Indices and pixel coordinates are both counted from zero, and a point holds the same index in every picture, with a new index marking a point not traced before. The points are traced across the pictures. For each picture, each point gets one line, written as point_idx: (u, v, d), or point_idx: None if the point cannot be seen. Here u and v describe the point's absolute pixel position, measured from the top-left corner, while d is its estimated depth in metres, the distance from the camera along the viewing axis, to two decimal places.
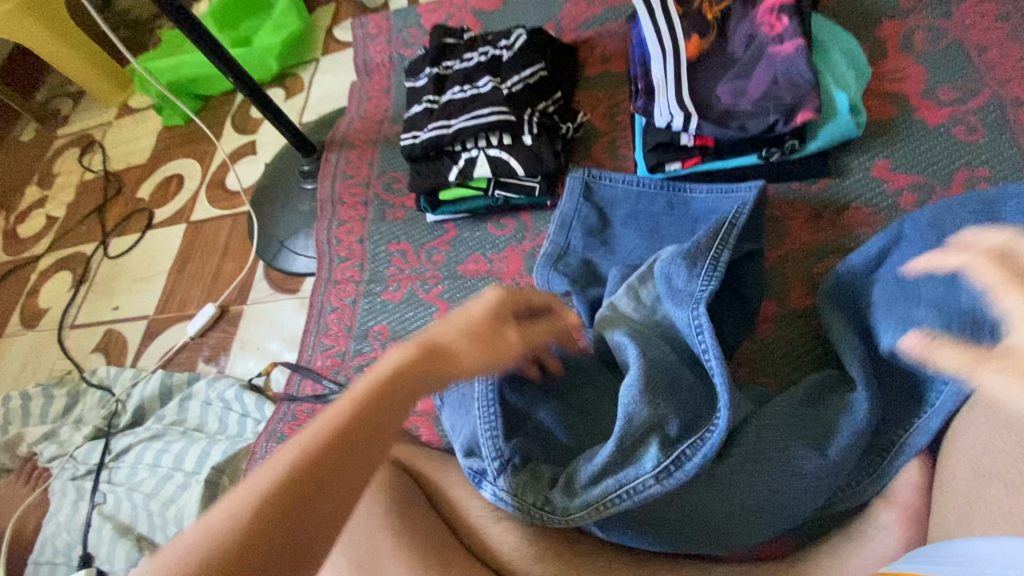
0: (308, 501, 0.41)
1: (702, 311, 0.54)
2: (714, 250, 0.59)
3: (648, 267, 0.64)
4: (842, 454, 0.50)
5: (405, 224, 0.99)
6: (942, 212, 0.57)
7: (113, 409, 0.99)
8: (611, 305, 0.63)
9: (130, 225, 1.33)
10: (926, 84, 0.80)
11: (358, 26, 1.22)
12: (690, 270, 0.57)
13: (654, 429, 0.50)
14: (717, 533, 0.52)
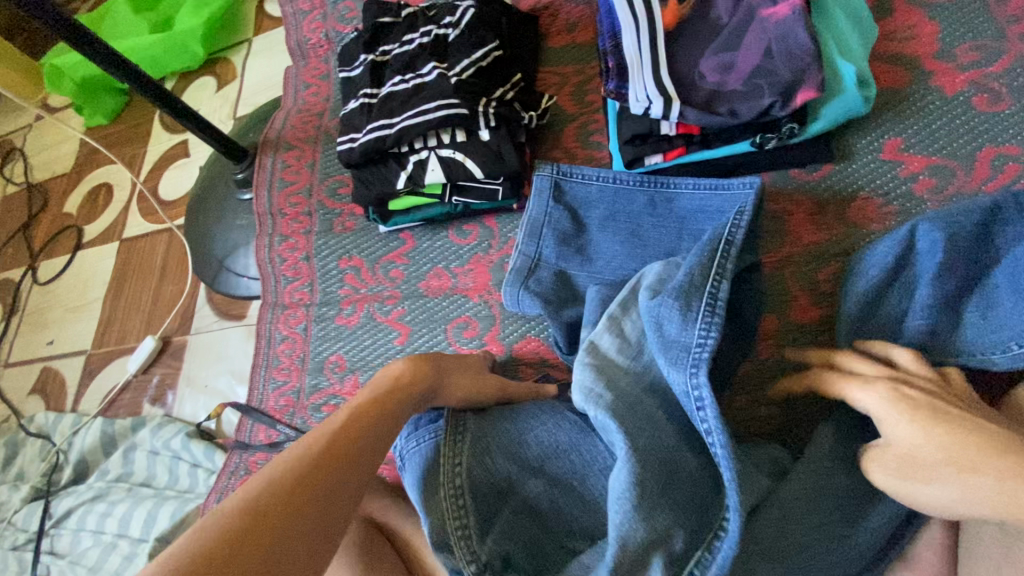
0: (343, 469, 0.44)
1: (703, 378, 0.45)
2: (710, 285, 0.49)
3: (631, 293, 0.55)
4: (867, 537, 0.46)
5: (356, 236, 0.87)
6: (951, 217, 0.54)
7: (54, 462, 0.89)
8: (592, 345, 0.53)
9: (59, 245, 1.19)
10: (942, 42, 0.69)
11: (286, 1, 1.06)
12: (684, 315, 0.48)
13: (657, 545, 0.43)
14: None
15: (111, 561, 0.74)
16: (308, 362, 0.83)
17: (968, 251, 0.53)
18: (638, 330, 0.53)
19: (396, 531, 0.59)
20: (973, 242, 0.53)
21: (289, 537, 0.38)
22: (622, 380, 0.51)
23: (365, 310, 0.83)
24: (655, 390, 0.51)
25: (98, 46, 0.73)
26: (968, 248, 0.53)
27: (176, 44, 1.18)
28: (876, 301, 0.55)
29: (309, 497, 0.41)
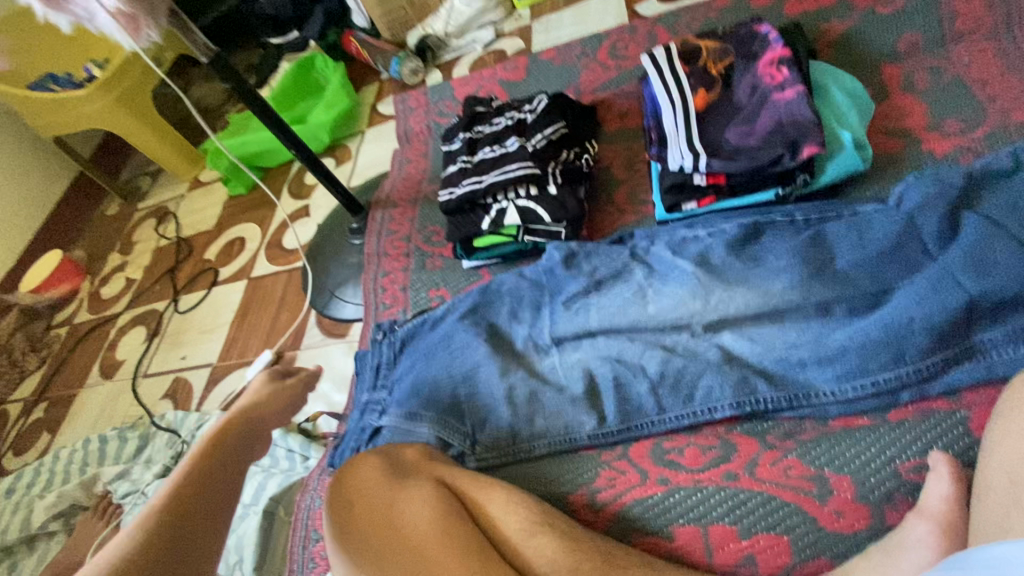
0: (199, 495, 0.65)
1: (638, 424, 0.71)
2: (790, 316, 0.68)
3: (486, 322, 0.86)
4: (648, 400, 0.71)
5: (444, 272, 1.07)
6: (986, 257, 0.62)
7: (180, 450, 1.07)
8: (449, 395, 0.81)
9: (198, 283, 1.47)
10: (930, 119, 0.87)
11: (399, 100, 1.37)
12: (612, 397, 0.72)
13: (598, 424, 0.72)
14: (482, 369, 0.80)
15: None
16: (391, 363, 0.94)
17: (889, 258, 0.68)
18: (484, 387, 0.79)
19: (464, 491, 0.70)
20: (894, 246, 0.68)
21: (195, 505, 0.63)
22: (481, 411, 0.79)
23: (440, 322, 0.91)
24: (527, 401, 0.76)
25: (278, 128, 1.05)
26: (890, 252, 0.68)
27: (310, 133, 1.53)
28: (975, 249, 0.63)
29: (191, 527, 0.61)
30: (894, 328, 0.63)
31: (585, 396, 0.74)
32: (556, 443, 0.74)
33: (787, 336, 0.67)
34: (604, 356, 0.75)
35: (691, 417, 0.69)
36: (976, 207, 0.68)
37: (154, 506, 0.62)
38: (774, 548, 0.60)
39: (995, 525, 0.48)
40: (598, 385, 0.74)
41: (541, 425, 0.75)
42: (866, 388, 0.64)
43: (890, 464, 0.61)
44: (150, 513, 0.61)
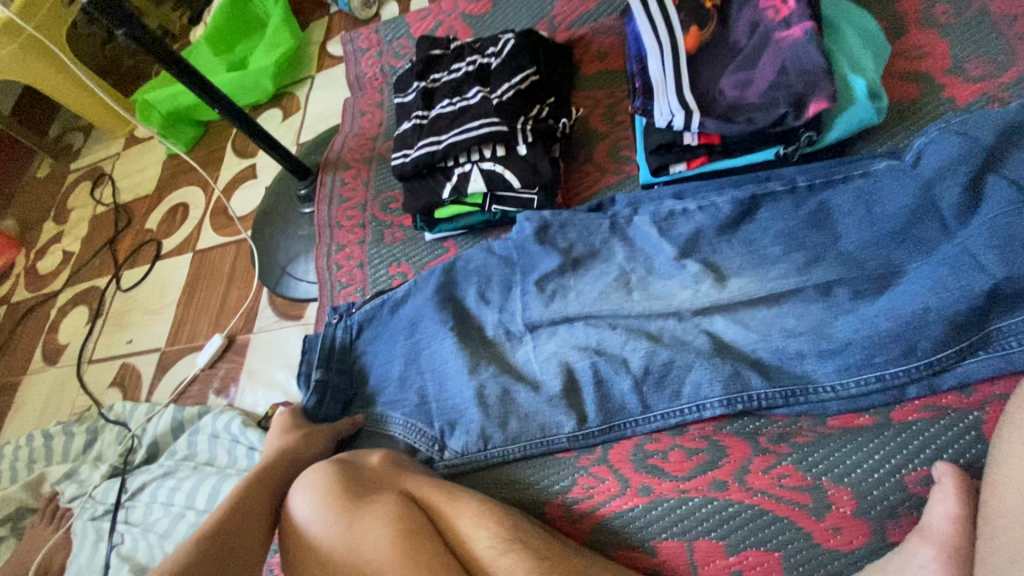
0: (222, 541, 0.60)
1: (621, 423, 0.65)
2: (787, 300, 0.61)
3: (455, 304, 0.75)
4: (630, 399, 0.64)
5: (404, 245, 0.96)
6: (1018, 230, 0.53)
7: (130, 446, 0.99)
8: (417, 396, 0.73)
9: (141, 256, 1.33)
10: (953, 59, 0.75)
11: (348, 40, 1.19)
12: (594, 396, 0.65)
13: (576, 422, 0.65)
14: (454, 362, 0.71)
15: (179, 529, 0.83)
16: (349, 350, 0.80)
17: (901, 235, 0.59)
18: (453, 386, 0.71)
19: (430, 501, 0.63)
20: (907, 221, 0.59)
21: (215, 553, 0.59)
22: (452, 412, 0.70)
23: (401, 304, 0.80)
24: (498, 401, 0.68)
25: (205, 90, 0.89)
26: (901, 229, 0.59)
27: (250, 80, 1.33)
28: (1006, 224, 0.53)
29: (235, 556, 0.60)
30: (907, 319, 0.55)
31: (565, 396, 0.66)
32: (528, 444, 0.67)
33: (785, 324, 0.60)
34: (582, 349, 0.66)
35: (679, 415, 0.62)
36: (1004, 165, 0.58)
37: (205, 529, 0.61)
38: (764, 566, 0.55)
39: (1005, 555, 0.42)
40: (575, 381, 0.66)
41: (517, 427, 0.67)
42: (870, 382, 0.57)
43: (896, 475, 0.55)
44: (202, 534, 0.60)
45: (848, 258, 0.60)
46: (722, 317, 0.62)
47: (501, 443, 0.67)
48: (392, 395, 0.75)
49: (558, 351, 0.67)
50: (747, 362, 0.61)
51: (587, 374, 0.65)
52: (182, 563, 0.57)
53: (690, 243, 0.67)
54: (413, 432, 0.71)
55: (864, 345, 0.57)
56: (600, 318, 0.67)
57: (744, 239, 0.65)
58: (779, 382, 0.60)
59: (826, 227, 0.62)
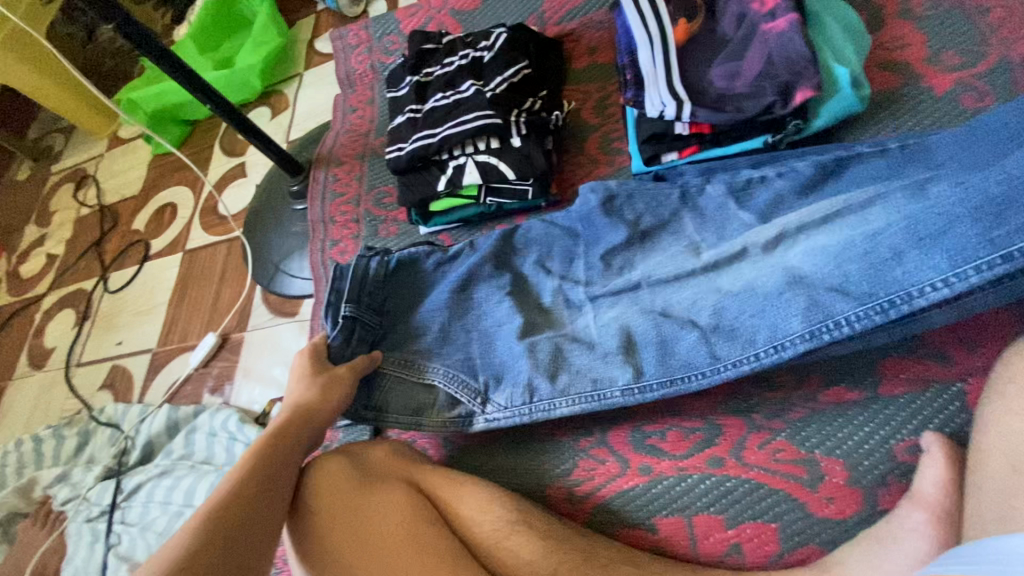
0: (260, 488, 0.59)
1: (689, 375, 0.61)
2: (870, 222, 0.54)
3: (512, 265, 0.77)
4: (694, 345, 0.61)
5: (400, 239, 0.96)
6: None
7: (123, 447, 0.98)
8: (467, 353, 0.73)
9: (128, 257, 1.31)
10: (932, 49, 0.77)
11: (337, 37, 1.19)
12: (659, 351, 0.63)
13: (635, 373, 0.63)
14: (511, 316, 0.73)
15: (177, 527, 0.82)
16: (381, 286, 0.77)
17: (1013, 139, 0.51)
18: (505, 340, 0.71)
19: (434, 488, 0.64)
20: (1020, 133, 0.51)
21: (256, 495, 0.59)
22: (501, 364, 0.70)
23: (447, 260, 0.80)
24: (554, 355, 0.68)
25: (197, 87, 0.89)
26: (1013, 136, 0.51)
27: (238, 78, 1.33)
28: None
29: (252, 522, 0.56)
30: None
31: (622, 349, 0.65)
32: (578, 396, 0.65)
33: (877, 247, 0.53)
34: (636, 306, 0.67)
35: (754, 360, 0.57)
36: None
37: (218, 497, 0.58)
38: (760, 538, 0.57)
39: (987, 515, 0.45)
40: (634, 339, 0.64)
41: (569, 380, 0.66)
42: (996, 266, 0.45)
43: (884, 446, 0.57)
44: (214, 507, 0.57)
45: (947, 172, 0.54)
46: (797, 255, 0.58)
47: (551, 399, 0.66)
48: (436, 350, 0.74)
49: (615, 310, 0.68)
50: (834, 287, 0.54)
51: (654, 324, 0.64)
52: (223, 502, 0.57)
53: (768, 211, 0.65)
54: (455, 383, 0.71)
55: (994, 230, 0.46)
56: (663, 277, 0.67)
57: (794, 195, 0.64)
58: (877, 300, 0.51)
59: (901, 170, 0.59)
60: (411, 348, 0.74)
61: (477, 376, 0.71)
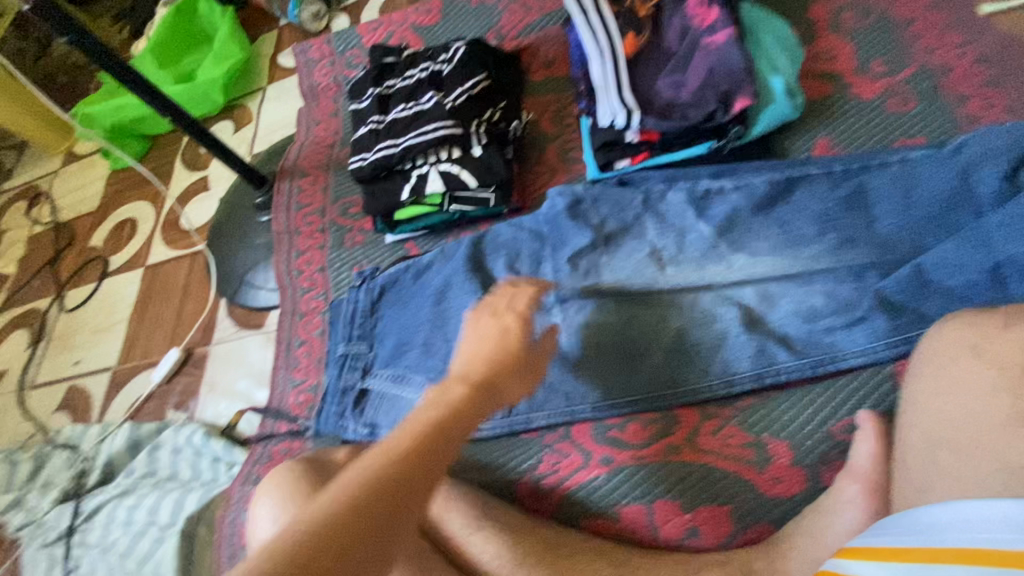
0: (395, 503, 0.43)
1: (655, 393, 0.66)
2: (810, 274, 0.66)
3: (481, 274, 0.80)
4: (660, 368, 0.67)
5: (366, 248, 0.97)
6: None
7: (83, 469, 0.95)
8: (441, 366, 0.76)
9: (86, 274, 1.28)
10: (858, 60, 0.84)
11: (300, 51, 1.20)
12: (626, 366, 0.68)
13: (605, 393, 0.68)
14: None
15: (142, 546, 0.79)
16: (372, 311, 0.87)
17: (934, 219, 0.65)
18: None
19: None
20: (943, 208, 0.65)
21: (389, 513, 0.43)
22: None
23: (426, 270, 0.85)
24: None
25: (157, 100, 0.89)
26: (936, 215, 0.65)
27: (199, 93, 1.32)
28: None
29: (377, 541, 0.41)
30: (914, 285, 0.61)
31: (591, 366, 0.69)
32: (548, 412, 0.69)
33: (814, 302, 0.65)
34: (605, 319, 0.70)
35: (717, 388, 0.65)
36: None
37: (393, 446, 0.48)
38: (715, 519, 0.60)
39: (912, 484, 0.49)
40: (602, 355, 0.69)
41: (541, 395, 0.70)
42: (899, 345, 0.61)
43: (824, 427, 0.61)
44: (389, 453, 0.47)
45: (877, 234, 0.66)
46: (754, 287, 0.67)
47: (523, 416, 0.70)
48: (416, 363, 0.78)
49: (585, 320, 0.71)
50: (778, 331, 0.65)
51: (622, 341, 0.69)
52: (339, 509, 0.41)
53: (727, 223, 0.71)
54: None
55: (893, 309, 0.62)
56: (631, 289, 0.71)
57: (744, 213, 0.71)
58: (808, 351, 0.64)
59: (843, 210, 0.68)
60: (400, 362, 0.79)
61: None
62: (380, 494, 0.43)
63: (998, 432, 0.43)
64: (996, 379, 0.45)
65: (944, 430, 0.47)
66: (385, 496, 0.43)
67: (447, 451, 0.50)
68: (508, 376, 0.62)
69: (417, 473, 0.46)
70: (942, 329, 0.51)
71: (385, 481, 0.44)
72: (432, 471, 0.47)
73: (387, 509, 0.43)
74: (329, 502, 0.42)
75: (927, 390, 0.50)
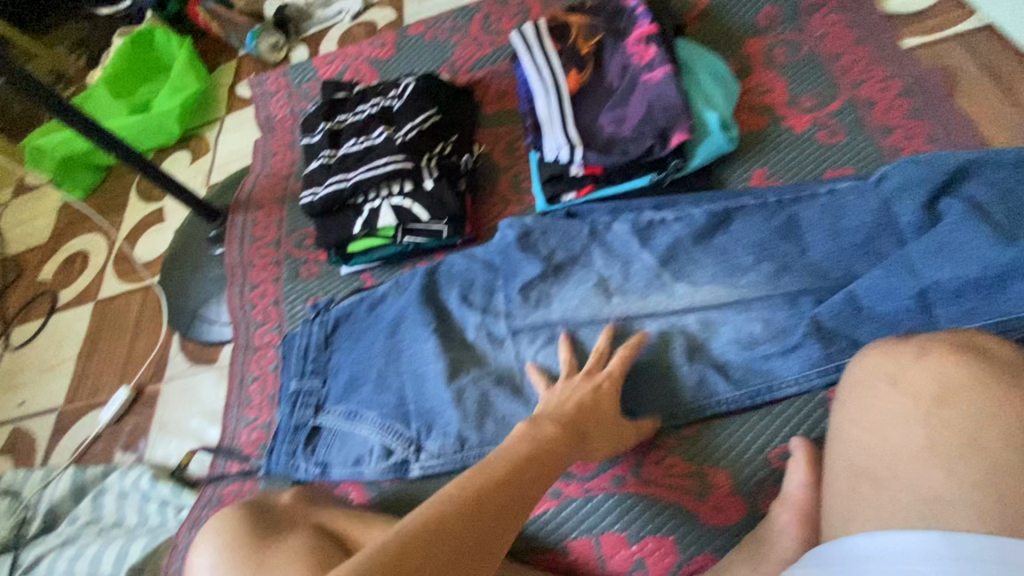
0: (490, 513, 0.43)
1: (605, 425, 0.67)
2: (751, 303, 0.67)
3: (433, 305, 0.79)
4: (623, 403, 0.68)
5: (321, 279, 0.97)
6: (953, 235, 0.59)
7: (23, 518, 0.91)
8: (394, 403, 0.75)
9: (33, 310, 1.24)
10: (790, 93, 0.88)
11: (256, 83, 1.21)
12: None
13: None
14: (430, 367, 0.75)
15: None
16: (324, 346, 0.85)
17: (862, 247, 0.66)
18: (429, 387, 0.74)
19: (345, 533, 0.62)
20: (867, 237, 0.66)
21: (485, 524, 0.42)
22: (428, 411, 0.74)
23: (380, 303, 0.85)
24: (475, 404, 0.72)
25: (103, 138, 0.88)
26: (864, 243, 0.66)
27: (154, 123, 1.31)
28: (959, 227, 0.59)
29: (475, 550, 0.40)
30: (846, 314, 0.62)
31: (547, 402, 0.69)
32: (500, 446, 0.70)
33: (753, 329, 0.66)
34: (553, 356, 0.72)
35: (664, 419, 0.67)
36: (958, 191, 0.63)
37: (496, 465, 0.48)
38: (661, 550, 0.61)
39: (837, 519, 0.49)
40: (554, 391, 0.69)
41: (493, 430, 0.71)
42: (831, 370, 0.63)
43: (762, 454, 0.64)
44: (489, 469, 0.47)
45: (812, 262, 0.67)
46: (697, 317, 0.68)
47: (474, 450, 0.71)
48: (369, 398, 0.77)
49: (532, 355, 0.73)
50: (720, 359, 0.67)
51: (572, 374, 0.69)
52: (440, 512, 0.40)
53: (669, 254, 0.72)
54: (390, 432, 0.74)
55: (829, 337, 0.63)
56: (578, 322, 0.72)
57: (685, 242, 0.72)
58: (747, 378, 0.66)
59: (782, 238, 0.69)
60: (353, 399, 0.78)
61: (407, 425, 0.74)
62: (478, 502, 0.43)
63: (913, 462, 0.44)
64: (911, 409, 0.46)
65: (865, 462, 0.47)
66: (479, 506, 0.43)
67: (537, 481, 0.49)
68: (602, 430, 0.61)
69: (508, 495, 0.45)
70: (864, 360, 0.53)
71: (481, 494, 0.44)
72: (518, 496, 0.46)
73: (483, 520, 0.42)
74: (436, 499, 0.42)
75: (853, 422, 0.51)
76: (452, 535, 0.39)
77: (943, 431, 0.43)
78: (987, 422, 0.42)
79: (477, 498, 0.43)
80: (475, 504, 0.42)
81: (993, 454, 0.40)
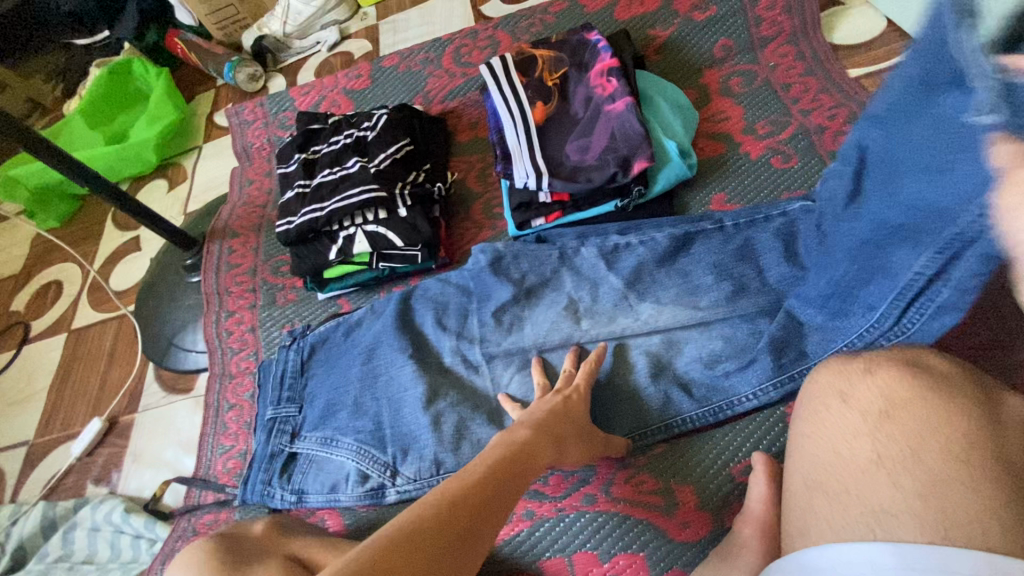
0: (471, 519, 0.44)
1: None
2: (712, 322, 0.70)
3: (410, 331, 0.81)
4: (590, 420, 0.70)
5: (298, 305, 0.98)
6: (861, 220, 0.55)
7: None
8: (371, 428, 0.76)
9: (3, 342, 1.22)
10: (746, 121, 0.93)
11: (233, 113, 1.23)
12: None
13: None
14: (407, 393, 0.76)
15: None
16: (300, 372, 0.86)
17: None
18: (406, 413, 0.76)
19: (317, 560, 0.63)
20: None
21: (464, 530, 0.43)
22: (404, 436, 0.75)
23: (356, 328, 0.86)
24: (450, 429, 0.73)
25: (76, 170, 0.89)
26: None
27: (130, 153, 1.31)
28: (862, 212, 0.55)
29: (454, 558, 0.40)
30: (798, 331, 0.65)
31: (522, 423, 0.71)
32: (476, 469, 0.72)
33: (713, 347, 0.69)
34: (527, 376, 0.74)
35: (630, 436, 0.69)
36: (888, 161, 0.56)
37: (473, 470, 0.49)
38: (632, 567, 0.62)
39: (794, 528, 0.50)
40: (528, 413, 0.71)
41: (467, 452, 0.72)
42: (787, 384, 0.66)
43: (726, 469, 0.67)
44: (466, 476, 0.48)
45: (768, 283, 0.70)
46: (660, 338, 0.71)
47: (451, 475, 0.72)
48: (345, 424, 0.78)
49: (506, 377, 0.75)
50: (682, 377, 0.69)
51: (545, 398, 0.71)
52: (417, 521, 0.41)
53: (634, 276, 0.74)
54: (366, 458, 0.75)
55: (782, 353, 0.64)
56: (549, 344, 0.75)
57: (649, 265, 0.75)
58: (710, 396, 0.68)
59: (739, 258, 0.72)
60: (329, 425, 0.79)
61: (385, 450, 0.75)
62: (455, 509, 0.44)
63: (863, 475, 0.46)
64: (862, 423, 0.48)
65: (820, 472, 0.49)
66: (458, 514, 0.43)
67: (516, 484, 0.50)
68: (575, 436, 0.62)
69: (487, 500, 0.46)
70: (817, 376, 0.55)
71: (460, 501, 0.45)
72: (497, 501, 0.47)
73: (463, 527, 0.43)
74: (417, 508, 0.43)
75: (808, 435, 0.52)
76: (433, 542, 0.40)
77: (890, 444, 0.45)
78: (928, 435, 0.44)
79: (454, 504, 0.44)
80: (452, 509, 0.43)
81: (934, 466, 0.43)
